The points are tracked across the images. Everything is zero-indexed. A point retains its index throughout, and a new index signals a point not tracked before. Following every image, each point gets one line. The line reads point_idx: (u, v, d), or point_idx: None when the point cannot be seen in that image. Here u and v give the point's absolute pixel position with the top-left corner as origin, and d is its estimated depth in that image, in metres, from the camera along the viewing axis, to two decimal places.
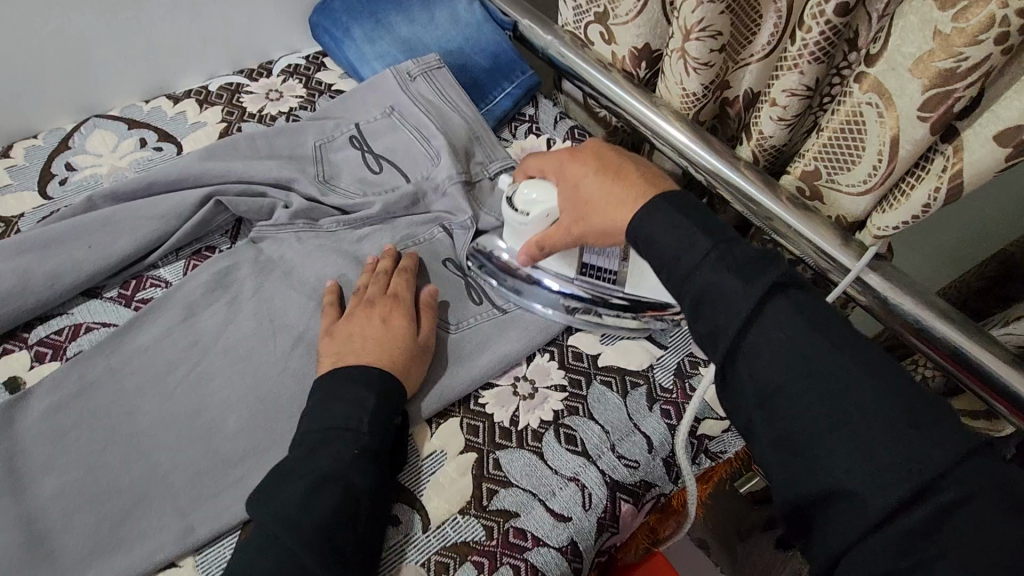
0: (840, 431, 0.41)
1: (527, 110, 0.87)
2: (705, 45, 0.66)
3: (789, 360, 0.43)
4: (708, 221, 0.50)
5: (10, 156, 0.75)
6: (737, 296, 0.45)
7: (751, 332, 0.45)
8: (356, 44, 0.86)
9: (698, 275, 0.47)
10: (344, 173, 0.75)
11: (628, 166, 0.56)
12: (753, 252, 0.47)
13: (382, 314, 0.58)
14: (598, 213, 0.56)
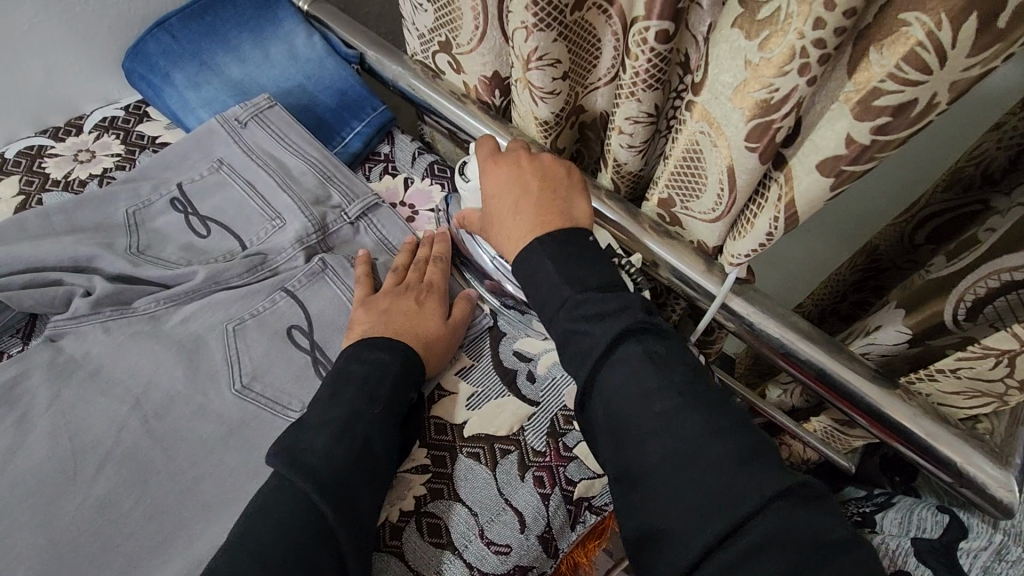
0: (670, 468, 0.42)
1: (382, 148, 0.80)
2: (546, 74, 0.62)
3: (634, 406, 0.45)
4: (583, 277, 0.50)
5: None
6: (591, 339, 0.47)
7: (607, 369, 0.47)
8: (178, 91, 0.77)
9: (556, 327, 0.50)
10: (163, 240, 0.65)
11: (527, 177, 0.55)
12: (611, 302, 0.48)
13: (417, 296, 0.59)
14: (498, 230, 0.56)
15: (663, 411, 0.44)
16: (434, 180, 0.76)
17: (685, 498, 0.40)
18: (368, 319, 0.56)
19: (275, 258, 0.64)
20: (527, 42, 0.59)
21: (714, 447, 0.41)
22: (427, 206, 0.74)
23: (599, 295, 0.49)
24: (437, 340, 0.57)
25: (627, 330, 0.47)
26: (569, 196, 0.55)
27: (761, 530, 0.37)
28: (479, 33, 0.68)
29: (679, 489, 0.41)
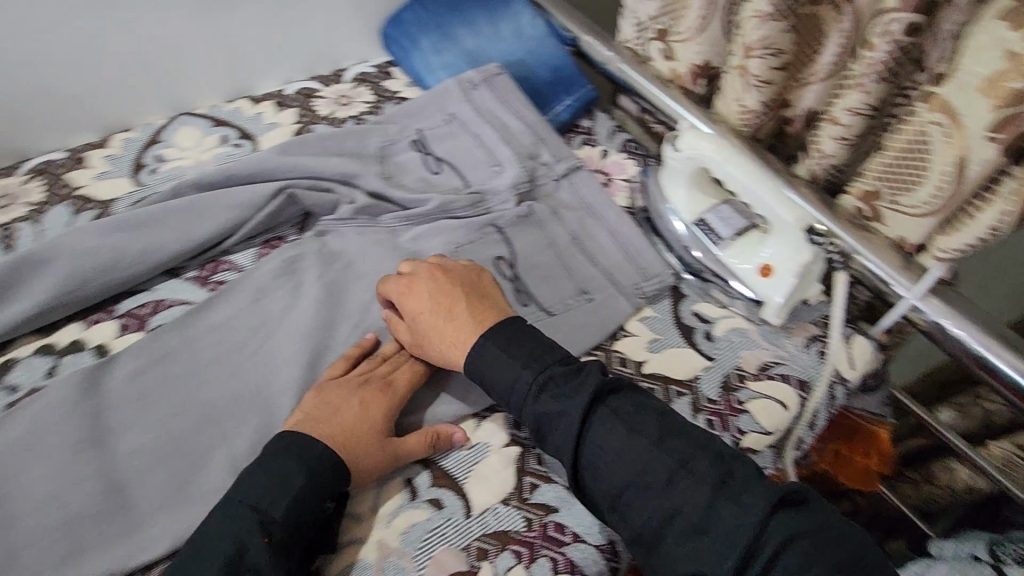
0: (667, 522, 0.45)
1: (584, 122, 0.89)
2: (767, 62, 0.67)
3: (637, 466, 0.48)
4: (532, 348, 0.54)
5: (109, 145, 0.83)
6: (559, 412, 0.50)
7: (585, 443, 0.50)
8: (424, 54, 0.91)
9: (528, 411, 0.52)
10: (405, 172, 0.78)
11: (459, 289, 0.59)
12: (571, 372, 0.52)
13: (365, 396, 0.55)
14: (430, 328, 0.58)
15: (648, 467, 0.48)
16: (628, 155, 0.84)
17: (695, 542, 0.44)
18: (310, 406, 0.54)
19: (492, 199, 0.75)
20: (757, 30, 0.65)
21: (707, 496, 0.45)
22: (621, 175, 0.81)
23: (559, 366, 0.53)
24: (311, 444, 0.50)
25: (592, 402, 0.50)
26: (501, 304, 0.60)
27: (772, 544, 0.43)
28: (703, 22, 0.74)
29: (677, 532, 0.45)
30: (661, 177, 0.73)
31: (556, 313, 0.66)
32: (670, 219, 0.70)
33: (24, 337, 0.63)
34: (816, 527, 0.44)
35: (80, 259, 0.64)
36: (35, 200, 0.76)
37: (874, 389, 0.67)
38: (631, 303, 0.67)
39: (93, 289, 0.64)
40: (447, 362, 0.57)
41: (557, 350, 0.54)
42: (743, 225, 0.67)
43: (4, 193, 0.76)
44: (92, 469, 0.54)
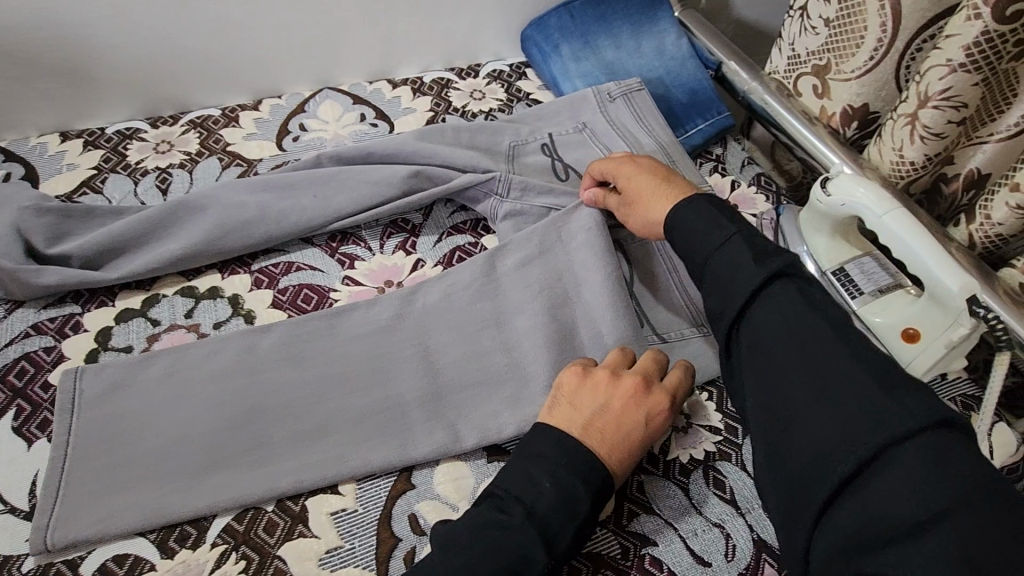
0: (790, 387, 0.45)
1: (715, 149, 0.86)
2: (944, 114, 0.63)
3: (780, 334, 0.46)
4: (730, 210, 0.55)
5: (259, 109, 0.88)
6: (745, 274, 0.49)
7: (755, 306, 0.48)
8: (562, 59, 0.90)
9: (715, 263, 0.51)
10: (534, 173, 0.78)
11: (669, 171, 0.62)
12: (769, 246, 0.51)
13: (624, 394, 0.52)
14: (643, 185, 0.61)
15: (810, 341, 0.45)
16: (759, 190, 0.80)
17: (828, 416, 0.42)
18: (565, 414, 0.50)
19: None
20: (941, 80, 0.61)
21: (838, 368, 0.44)
22: (751, 210, 0.78)
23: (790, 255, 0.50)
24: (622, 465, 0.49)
25: (773, 274, 0.48)
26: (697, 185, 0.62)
27: (910, 448, 0.38)
28: (872, 64, 0.71)
29: (818, 413, 0.43)
30: (801, 220, 0.69)
31: (670, 341, 0.63)
32: (804, 263, 0.67)
33: (170, 275, 0.67)
34: (977, 462, 0.38)
35: (231, 213, 0.68)
36: (191, 150, 0.81)
37: None
38: None
39: (235, 240, 0.67)
40: (654, 217, 0.60)
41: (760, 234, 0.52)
42: (887, 285, 0.63)
43: (164, 139, 0.82)
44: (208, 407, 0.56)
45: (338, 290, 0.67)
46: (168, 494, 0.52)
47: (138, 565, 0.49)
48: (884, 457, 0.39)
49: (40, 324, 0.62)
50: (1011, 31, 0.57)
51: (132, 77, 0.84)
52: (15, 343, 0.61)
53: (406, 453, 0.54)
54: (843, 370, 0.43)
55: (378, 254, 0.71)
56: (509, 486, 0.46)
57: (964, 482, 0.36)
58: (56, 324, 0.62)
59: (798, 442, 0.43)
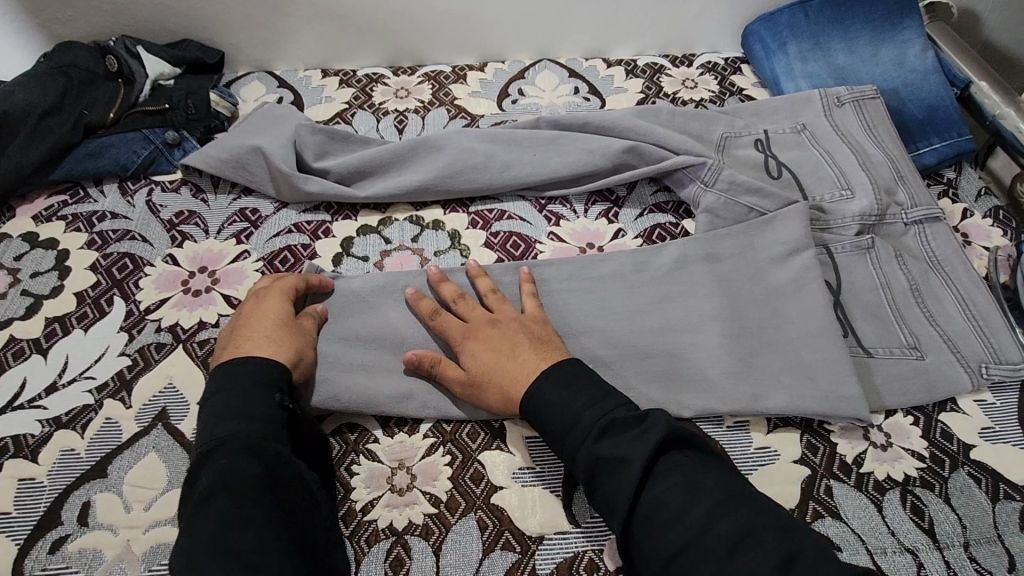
0: (691, 551, 0.44)
1: (946, 173, 0.80)
2: None
3: (677, 507, 0.45)
4: (569, 393, 0.51)
5: (484, 70, 0.95)
6: (625, 466, 0.47)
7: (643, 498, 0.46)
8: (788, 59, 0.88)
9: (583, 456, 0.49)
10: (744, 165, 0.77)
11: (520, 332, 0.57)
12: (627, 415, 0.50)
13: (260, 309, 0.58)
14: (495, 373, 0.55)
15: (699, 496, 0.45)
16: (995, 223, 0.74)
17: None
18: (225, 342, 0.56)
19: (831, 218, 0.71)
20: None
21: (701, 520, 0.44)
22: (984, 242, 0.72)
23: (622, 415, 0.50)
24: (263, 355, 0.53)
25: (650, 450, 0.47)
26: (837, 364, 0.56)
27: None
28: None
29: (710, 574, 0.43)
30: None
31: (876, 356, 0.61)
32: None
33: (402, 203, 0.76)
34: None
35: (462, 156, 0.75)
36: (425, 98, 0.90)
37: None
38: (972, 379, 0.59)
39: (462, 182, 0.74)
40: (502, 400, 0.55)
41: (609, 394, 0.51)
42: None
43: (403, 86, 0.92)
44: None
45: (543, 243, 0.72)
46: None
47: (365, 436, 0.57)
48: None
49: (299, 223, 0.73)
50: None
51: (385, 29, 0.95)
52: (281, 236, 0.72)
53: None
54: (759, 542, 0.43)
55: (582, 217, 0.75)
56: (220, 420, 0.48)
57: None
58: (312, 227, 0.73)
59: None
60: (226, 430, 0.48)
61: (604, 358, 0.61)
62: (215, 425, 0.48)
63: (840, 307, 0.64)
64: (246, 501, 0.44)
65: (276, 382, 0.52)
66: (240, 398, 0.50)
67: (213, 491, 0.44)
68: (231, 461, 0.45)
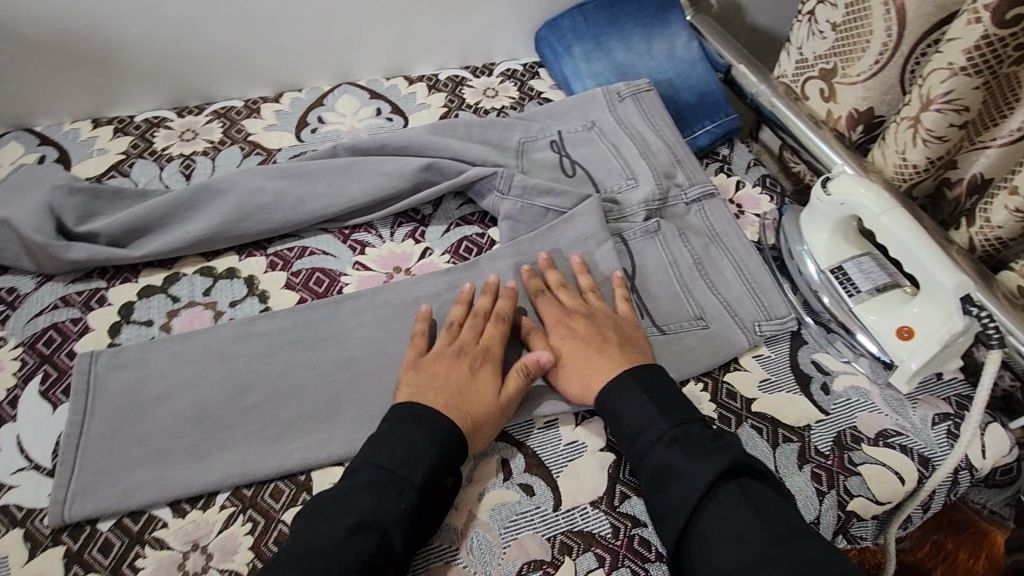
0: (708, 544, 0.48)
1: (721, 151, 0.88)
2: (946, 118, 0.63)
3: (722, 521, 0.48)
4: (678, 411, 0.55)
5: (279, 101, 0.91)
6: (687, 477, 0.50)
7: (702, 519, 0.49)
8: (574, 60, 0.93)
9: (651, 460, 0.53)
10: (541, 168, 0.80)
11: (612, 329, 0.61)
12: (705, 436, 0.53)
13: (472, 363, 0.58)
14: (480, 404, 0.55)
15: (738, 508, 0.48)
16: (764, 190, 0.82)
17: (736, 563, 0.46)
18: (416, 380, 0.56)
19: (620, 209, 0.75)
20: (943, 84, 0.61)
21: (748, 533, 0.47)
22: (754, 209, 0.80)
23: (695, 429, 0.54)
24: (434, 405, 0.54)
25: (725, 473, 0.50)
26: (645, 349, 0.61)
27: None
28: (876, 68, 0.72)
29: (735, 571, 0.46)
30: (801, 218, 0.71)
31: (667, 332, 0.65)
32: (805, 263, 0.68)
33: (191, 256, 0.70)
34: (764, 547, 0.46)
35: (249, 197, 0.71)
36: (214, 138, 0.85)
37: (1000, 483, 0.62)
38: (748, 338, 0.65)
39: (252, 225, 0.70)
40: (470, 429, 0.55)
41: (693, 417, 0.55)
42: (885, 283, 0.64)
43: (189, 128, 0.86)
44: (221, 390, 0.59)
45: (348, 274, 0.70)
46: (182, 470, 0.55)
47: (151, 523, 0.53)
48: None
49: (67, 297, 0.66)
50: (1011, 34, 0.57)
51: (161, 70, 0.88)
52: (44, 314, 0.64)
53: None
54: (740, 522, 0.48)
55: (388, 241, 0.74)
56: (375, 475, 0.50)
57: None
58: (83, 298, 0.66)
59: None
60: (373, 467, 0.51)
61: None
62: (379, 491, 0.49)
63: (635, 291, 0.68)
64: (366, 543, 0.47)
65: (448, 439, 0.52)
66: (401, 456, 0.51)
67: (360, 532, 0.47)
68: (388, 523, 0.48)
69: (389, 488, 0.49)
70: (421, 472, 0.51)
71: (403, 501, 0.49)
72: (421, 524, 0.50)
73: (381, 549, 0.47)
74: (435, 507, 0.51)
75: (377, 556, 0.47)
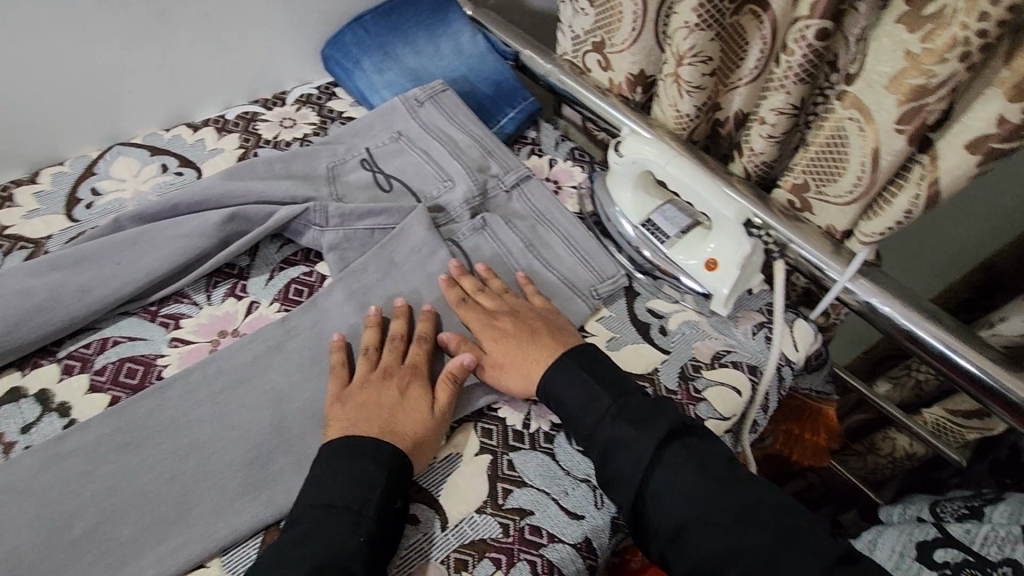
0: (678, 509, 0.50)
1: (529, 133, 0.92)
2: (696, 69, 0.71)
3: (685, 489, 0.51)
4: (614, 380, 0.58)
5: (38, 181, 0.79)
6: (637, 441, 0.53)
7: (655, 479, 0.52)
8: (366, 74, 0.92)
9: (598, 434, 0.54)
10: (357, 190, 0.78)
11: (539, 321, 0.63)
12: (648, 404, 0.55)
13: (399, 386, 0.58)
14: (410, 415, 0.56)
15: (699, 465, 0.52)
16: (575, 162, 0.87)
17: (718, 523, 0.49)
18: (351, 414, 0.55)
19: (445, 213, 0.76)
20: (686, 39, 0.69)
21: (711, 493, 0.50)
22: (570, 182, 0.84)
23: (638, 398, 0.56)
24: (375, 435, 0.53)
25: (667, 435, 0.53)
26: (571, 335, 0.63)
27: (752, 528, 0.48)
28: (635, 34, 0.78)
29: (709, 528, 0.49)
30: (608, 182, 0.76)
31: None
32: (620, 224, 0.73)
33: None
34: (728, 493, 0.50)
35: (15, 302, 0.61)
36: None
37: (817, 367, 0.72)
38: (588, 304, 0.69)
39: (29, 332, 0.60)
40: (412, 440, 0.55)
41: (620, 375, 0.59)
42: (687, 224, 0.71)
43: None
44: (29, 533, 0.50)
45: (167, 355, 0.63)
46: None
47: None
48: (763, 525, 0.48)
49: None
50: None
51: None
52: None
53: (269, 508, 0.53)
54: (712, 487, 0.51)
55: (206, 306, 0.67)
56: (327, 501, 0.49)
57: (787, 546, 0.47)
58: None
59: (710, 541, 0.48)
60: (322, 505, 0.49)
61: (268, 450, 0.56)
62: (329, 514, 0.48)
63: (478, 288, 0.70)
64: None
65: (391, 454, 0.52)
66: (347, 481, 0.50)
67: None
68: (343, 565, 0.46)
69: (336, 512, 0.49)
70: (369, 496, 0.50)
71: (358, 531, 0.48)
72: (380, 554, 0.48)
73: None
74: (390, 539, 0.50)
75: None
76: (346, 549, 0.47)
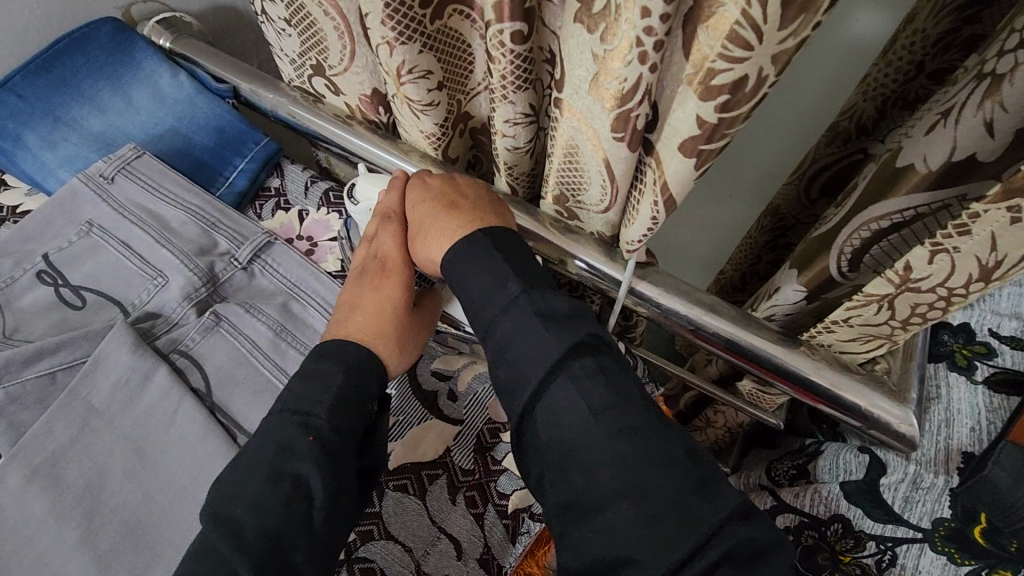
0: (570, 428, 0.43)
1: (272, 182, 0.78)
2: (420, 87, 0.61)
3: (592, 411, 0.43)
4: (527, 271, 0.49)
5: None
6: (543, 347, 0.44)
7: (556, 387, 0.44)
8: (33, 153, 0.72)
9: (491, 332, 0.47)
10: (37, 318, 0.59)
11: (467, 195, 0.55)
12: (564, 305, 0.46)
13: (373, 283, 0.56)
14: (378, 316, 0.54)
15: (606, 389, 0.44)
16: (331, 208, 0.74)
17: (619, 444, 0.42)
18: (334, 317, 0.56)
19: (163, 320, 0.60)
20: (393, 56, 0.57)
21: (615, 426, 0.43)
22: (327, 235, 0.72)
23: (554, 294, 0.47)
24: (345, 337, 0.53)
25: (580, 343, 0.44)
26: (506, 219, 0.55)
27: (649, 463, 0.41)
28: (348, 52, 0.66)
29: (599, 459, 0.42)
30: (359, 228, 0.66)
31: None
32: None
33: None
34: (631, 420, 0.43)
35: None
36: None
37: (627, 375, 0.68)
38: None
39: None
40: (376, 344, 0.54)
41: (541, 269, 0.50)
42: None
43: None
44: None
45: None
46: None
47: None
48: (659, 462, 0.41)
49: None
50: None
51: None
52: None
53: None
54: (618, 414, 0.43)
55: None
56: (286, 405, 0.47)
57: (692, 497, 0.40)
58: None
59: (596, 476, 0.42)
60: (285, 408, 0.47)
61: None
62: (289, 419, 0.47)
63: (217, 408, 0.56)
64: (292, 488, 0.43)
65: (358, 359, 0.51)
66: (309, 387, 0.48)
67: (274, 480, 0.44)
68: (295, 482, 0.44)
69: (298, 416, 0.47)
70: (329, 412, 0.47)
71: (315, 430, 0.46)
72: (342, 460, 0.46)
73: (292, 506, 0.43)
74: (349, 454, 0.47)
75: (296, 506, 0.43)
76: (301, 454, 0.45)
